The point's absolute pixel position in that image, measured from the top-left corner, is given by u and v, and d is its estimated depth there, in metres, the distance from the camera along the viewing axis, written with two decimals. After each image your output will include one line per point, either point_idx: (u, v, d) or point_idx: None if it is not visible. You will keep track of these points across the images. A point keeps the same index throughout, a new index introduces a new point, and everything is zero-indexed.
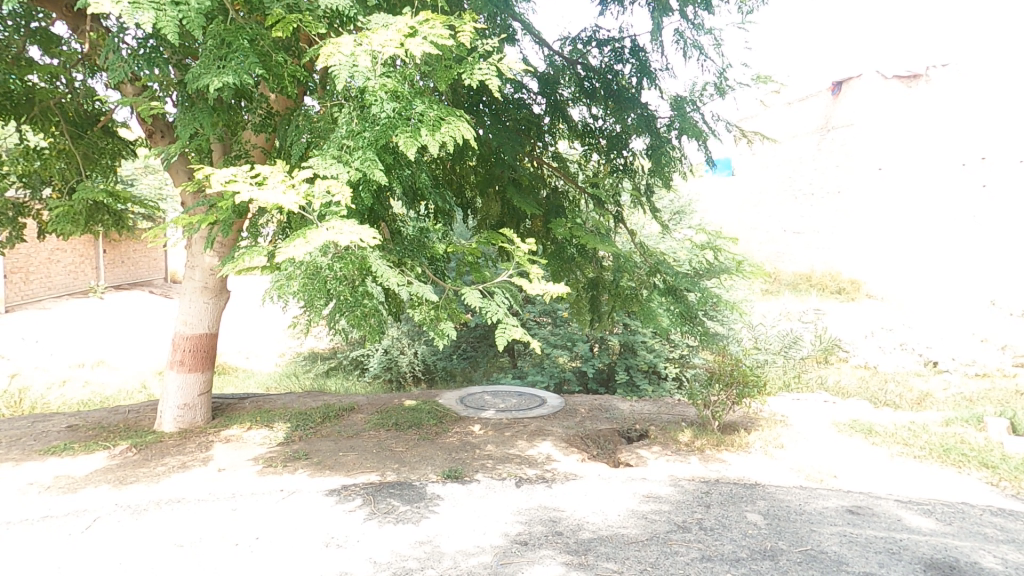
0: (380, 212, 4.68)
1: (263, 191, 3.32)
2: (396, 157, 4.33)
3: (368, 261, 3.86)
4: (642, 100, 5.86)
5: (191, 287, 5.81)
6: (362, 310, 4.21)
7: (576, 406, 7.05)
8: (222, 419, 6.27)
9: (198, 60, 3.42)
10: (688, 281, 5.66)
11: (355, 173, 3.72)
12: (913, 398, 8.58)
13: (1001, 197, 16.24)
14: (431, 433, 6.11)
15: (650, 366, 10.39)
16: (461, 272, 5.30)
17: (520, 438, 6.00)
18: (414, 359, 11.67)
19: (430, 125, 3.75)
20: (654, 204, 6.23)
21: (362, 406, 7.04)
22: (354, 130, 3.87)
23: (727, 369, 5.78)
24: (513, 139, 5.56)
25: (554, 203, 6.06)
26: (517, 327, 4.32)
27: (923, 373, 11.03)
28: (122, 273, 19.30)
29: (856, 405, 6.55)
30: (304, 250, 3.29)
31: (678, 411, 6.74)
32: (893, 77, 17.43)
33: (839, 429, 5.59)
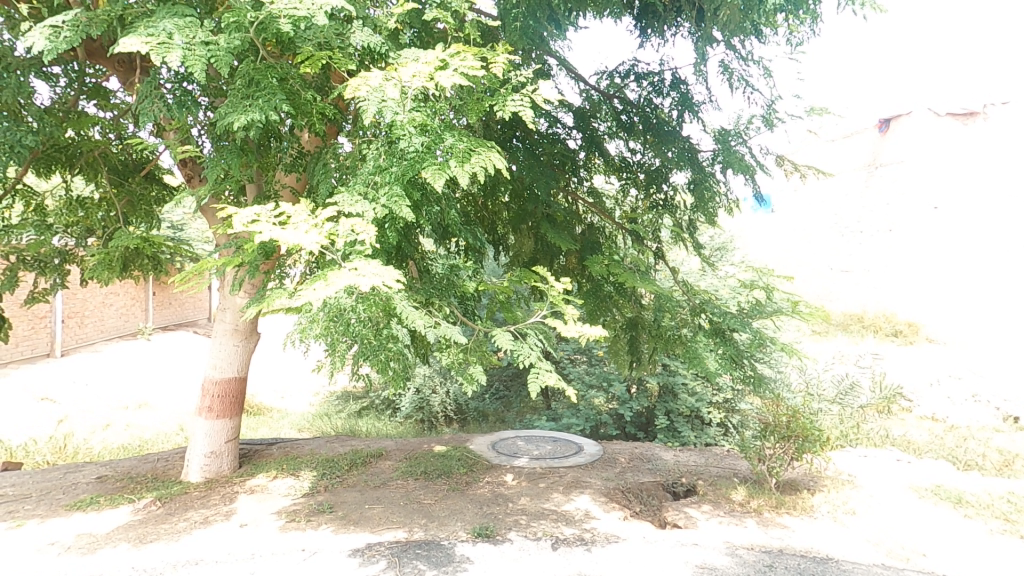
0: (408, 251, 4.51)
1: (284, 231, 3.18)
2: (425, 193, 4.20)
3: (393, 303, 3.68)
4: (683, 134, 5.63)
5: (222, 328, 5.75)
6: (386, 355, 3.97)
7: (615, 454, 6.58)
8: (249, 466, 6.10)
9: (226, 98, 3.44)
10: (736, 321, 5.25)
11: (381, 210, 3.60)
12: (998, 460, 7.75)
13: None
14: (461, 484, 5.76)
15: (692, 410, 9.79)
16: (491, 311, 5.03)
17: (556, 491, 5.57)
18: (446, 399, 11.39)
19: (459, 156, 3.59)
20: (698, 240, 5.85)
21: (390, 452, 6.76)
22: (382, 166, 3.78)
23: (784, 421, 5.22)
24: (547, 175, 5.38)
25: (590, 240, 5.79)
26: (551, 372, 3.99)
27: (1002, 429, 10.04)
28: (169, 313, 19.94)
29: (934, 467, 5.89)
30: (324, 295, 3.10)
31: (728, 464, 6.19)
32: (945, 115, 19.50)
33: (919, 496, 4.96)
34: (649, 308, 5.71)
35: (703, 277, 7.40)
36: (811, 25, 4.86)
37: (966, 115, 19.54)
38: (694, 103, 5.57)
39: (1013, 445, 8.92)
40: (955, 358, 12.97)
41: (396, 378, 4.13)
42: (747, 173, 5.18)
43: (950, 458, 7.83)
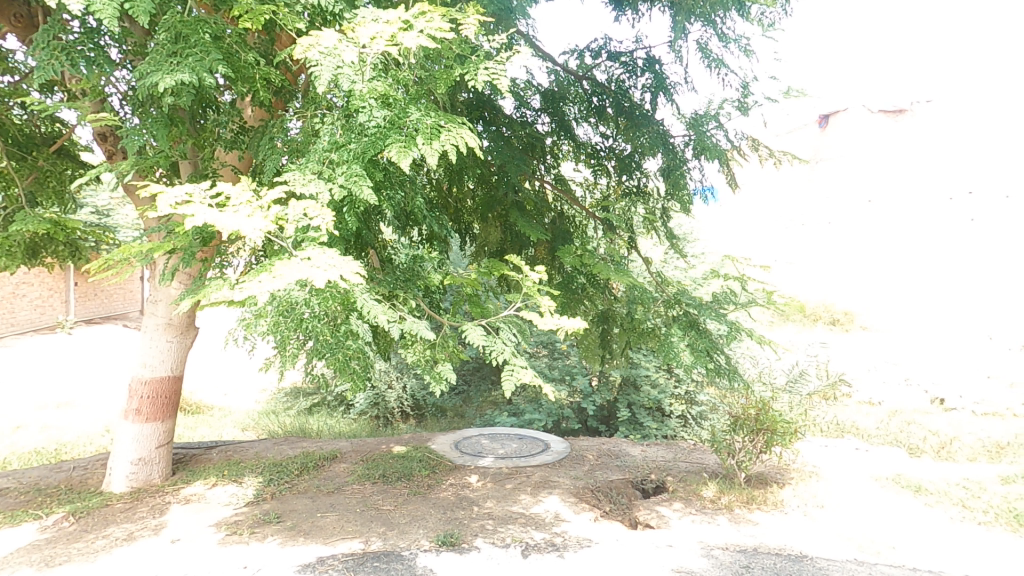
0: (368, 238, 4.17)
1: (221, 214, 2.74)
2: (387, 173, 3.86)
3: (353, 297, 3.31)
4: (656, 118, 5.45)
5: (154, 322, 5.20)
6: (344, 353, 3.59)
7: (583, 451, 6.39)
8: (184, 473, 5.55)
9: (147, 57, 2.99)
10: (709, 311, 5.13)
11: (338, 190, 3.26)
12: (938, 443, 8.04)
13: (987, 230, 15.21)
14: (422, 487, 5.43)
15: (654, 403, 9.78)
16: (458, 306, 4.73)
17: (523, 491, 5.33)
18: (403, 395, 10.95)
19: (427, 133, 3.28)
20: (671, 228, 5.69)
21: (345, 454, 6.33)
22: (339, 142, 3.44)
23: (751, 414, 5.23)
24: (517, 159, 5.10)
25: (561, 228, 5.58)
26: (526, 369, 3.72)
27: (930, 411, 10.46)
28: (96, 306, 18.49)
29: (891, 455, 6.00)
30: (271, 289, 2.71)
31: (696, 459, 6.12)
32: (878, 111, 20.39)
33: (882, 485, 5.00)
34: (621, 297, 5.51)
35: (669, 265, 7.39)
36: (784, 5, 4.75)
37: (895, 112, 20.43)
38: (667, 84, 5.37)
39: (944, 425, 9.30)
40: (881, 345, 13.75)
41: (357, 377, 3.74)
42: (719, 161, 5.06)
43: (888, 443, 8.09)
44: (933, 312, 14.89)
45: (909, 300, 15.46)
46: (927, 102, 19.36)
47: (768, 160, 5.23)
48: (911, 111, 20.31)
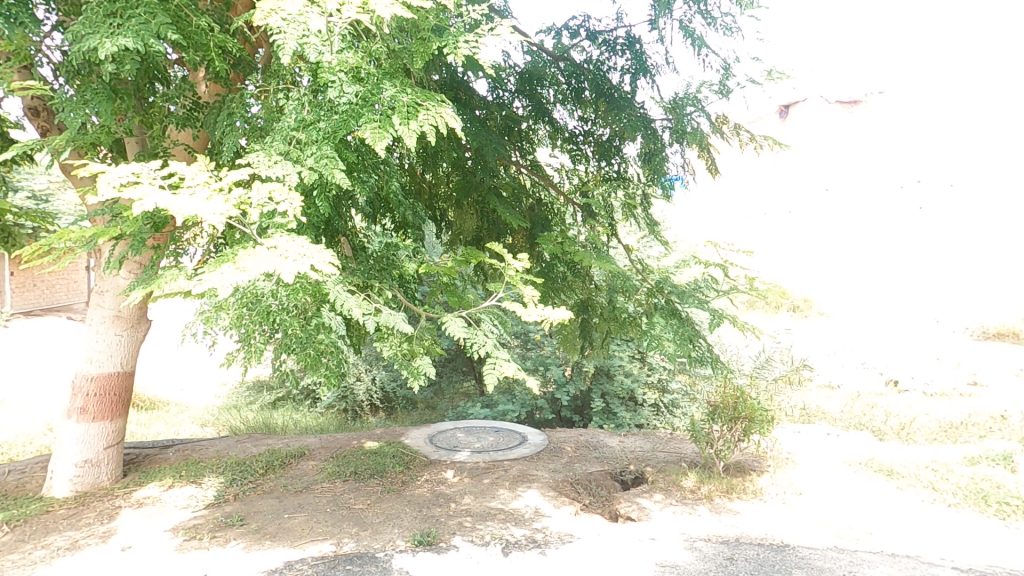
0: (339, 225, 3.92)
1: (176, 198, 2.47)
2: (359, 154, 3.61)
3: (324, 289, 3.09)
4: (636, 102, 5.33)
5: (101, 315, 4.82)
6: (315, 349, 3.36)
7: (561, 443, 6.29)
8: (136, 474, 5.19)
9: (82, 17, 2.66)
10: (690, 300, 5.08)
11: (307, 173, 3.01)
12: (897, 424, 8.27)
13: (935, 218, 15.92)
14: (396, 484, 5.23)
15: (627, 392, 9.79)
16: (434, 296, 4.52)
17: (501, 486, 5.20)
18: (372, 387, 10.63)
19: (403, 112, 3.06)
20: (651, 215, 5.58)
21: (313, 450, 6.06)
22: (307, 120, 3.18)
23: (730, 402, 5.23)
24: (495, 141, 4.89)
25: (539, 215, 5.45)
26: (509, 362, 3.57)
27: (885, 393, 10.85)
28: (34, 297, 17.46)
29: (860, 438, 6.10)
30: (235, 282, 2.47)
31: (674, 449, 6.11)
32: (833, 102, 20.94)
33: (855, 470, 5.06)
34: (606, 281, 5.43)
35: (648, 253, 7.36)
36: None
37: (850, 104, 21.01)
38: (647, 66, 5.26)
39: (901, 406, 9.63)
40: (837, 331, 14.11)
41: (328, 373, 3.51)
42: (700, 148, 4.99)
43: (849, 426, 8.32)
44: (886, 298, 15.48)
45: (866, 286, 16.10)
46: (879, 95, 19.41)
47: (749, 146, 5.18)
48: (865, 103, 20.85)
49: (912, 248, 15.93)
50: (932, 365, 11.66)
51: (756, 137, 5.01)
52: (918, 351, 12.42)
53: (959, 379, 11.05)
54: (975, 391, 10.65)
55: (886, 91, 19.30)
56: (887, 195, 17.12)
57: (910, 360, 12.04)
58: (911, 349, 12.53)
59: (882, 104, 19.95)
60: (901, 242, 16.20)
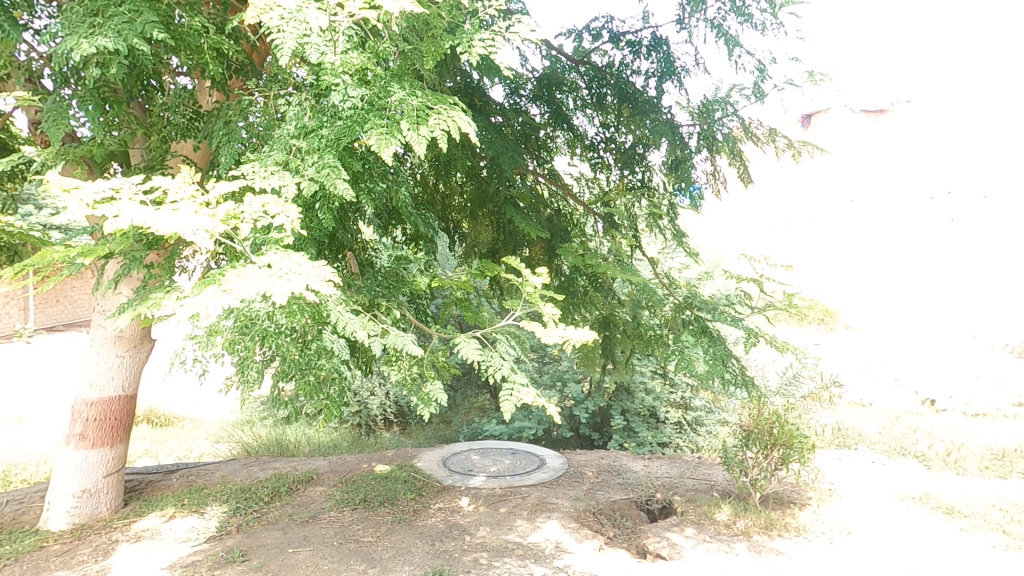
0: (346, 239, 3.68)
1: (157, 213, 2.22)
2: (367, 164, 3.36)
3: (325, 310, 2.85)
4: (661, 105, 5.03)
5: (102, 334, 4.62)
6: (317, 375, 3.11)
7: (581, 467, 5.93)
8: (138, 503, 4.96)
9: (62, 18, 2.45)
10: (723, 315, 4.70)
11: (308, 183, 2.77)
12: (942, 450, 7.76)
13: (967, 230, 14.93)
14: (407, 514, 4.92)
15: (649, 409, 9.37)
16: (447, 314, 4.24)
17: (518, 516, 4.85)
18: (385, 402, 10.39)
19: (412, 116, 2.79)
20: (678, 225, 5.21)
21: (322, 475, 5.79)
22: (308, 126, 2.94)
23: (765, 426, 4.86)
24: (512, 150, 4.62)
25: (558, 226, 5.17)
26: (528, 389, 3.25)
27: (922, 412, 10.29)
28: (56, 312, 17.70)
29: (908, 467, 5.67)
30: (221, 306, 2.22)
31: (704, 475, 5.71)
32: (860, 110, 20.05)
33: (908, 506, 4.62)
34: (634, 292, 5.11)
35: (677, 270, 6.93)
36: None
37: (878, 111, 19.90)
38: (673, 68, 4.96)
39: (943, 427, 9.08)
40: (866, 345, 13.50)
41: (331, 399, 3.21)
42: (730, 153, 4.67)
43: (887, 452, 7.82)
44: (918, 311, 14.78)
45: (896, 298, 15.44)
46: (906, 103, 18.76)
47: (785, 153, 4.84)
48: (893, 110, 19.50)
49: (943, 257, 15.21)
50: (972, 382, 11.06)
51: (796, 143, 4.65)
52: (953, 365, 11.78)
53: (1002, 398, 10.45)
54: (1020, 411, 10.05)
55: (914, 99, 18.76)
56: (917, 207, 16.38)
57: (946, 376, 11.43)
58: (947, 364, 11.90)
59: (907, 110, 18.59)
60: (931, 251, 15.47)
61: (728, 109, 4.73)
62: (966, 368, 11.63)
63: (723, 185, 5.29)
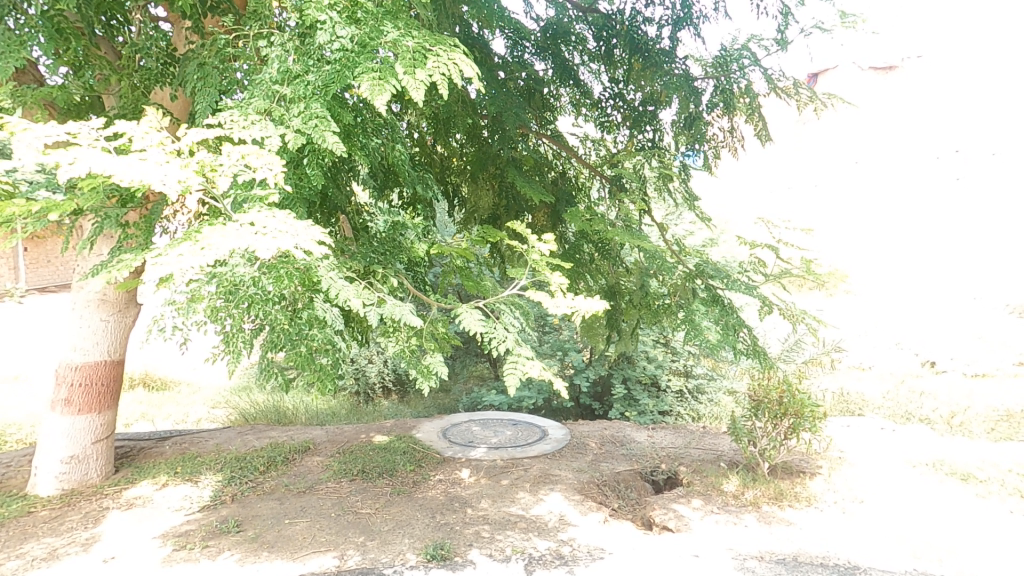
0: (338, 201, 3.43)
1: (119, 160, 1.96)
2: (359, 118, 3.09)
3: (316, 276, 2.62)
4: (674, 56, 4.69)
5: (84, 299, 4.38)
6: (307, 349, 2.90)
7: (584, 438, 5.82)
8: (129, 470, 4.82)
9: None
10: (736, 282, 4.46)
11: (295, 136, 2.51)
12: (947, 414, 7.68)
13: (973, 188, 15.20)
14: (407, 485, 4.81)
15: (650, 378, 9.28)
16: (447, 282, 4.03)
17: (521, 488, 4.74)
18: (384, 369, 10.25)
19: (409, 58, 2.52)
20: (689, 188, 4.94)
21: (319, 445, 5.66)
22: (292, 71, 2.65)
23: (775, 396, 4.73)
24: (516, 103, 4.32)
25: (564, 190, 4.93)
26: (532, 361, 3.05)
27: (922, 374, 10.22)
28: (48, 272, 17.34)
29: (918, 433, 5.57)
30: (197, 264, 1.98)
31: (710, 445, 5.60)
32: (869, 69, 20.17)
33: (921, 474, 4.50)
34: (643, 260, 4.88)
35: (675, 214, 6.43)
36: None
37: (887, 68, 20.02)
38: (688, 17, 4.60)
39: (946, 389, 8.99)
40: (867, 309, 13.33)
41: (324, 372, 2.97)
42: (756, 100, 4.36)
43: (890, 417, 7.77)
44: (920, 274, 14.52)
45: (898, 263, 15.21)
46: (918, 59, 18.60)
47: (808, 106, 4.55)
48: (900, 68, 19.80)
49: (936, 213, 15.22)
50: (973, 341, 10.97)
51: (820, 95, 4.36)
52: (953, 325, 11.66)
53: (1004, 358, 10.37)
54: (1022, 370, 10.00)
55: (926, 53, 18.43)
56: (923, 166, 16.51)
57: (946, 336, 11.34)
58: (949, 325, 11.77)
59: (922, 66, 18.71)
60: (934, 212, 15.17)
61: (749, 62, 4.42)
62: (967, 328, 11.51)
63: (739, 145, 5.00)
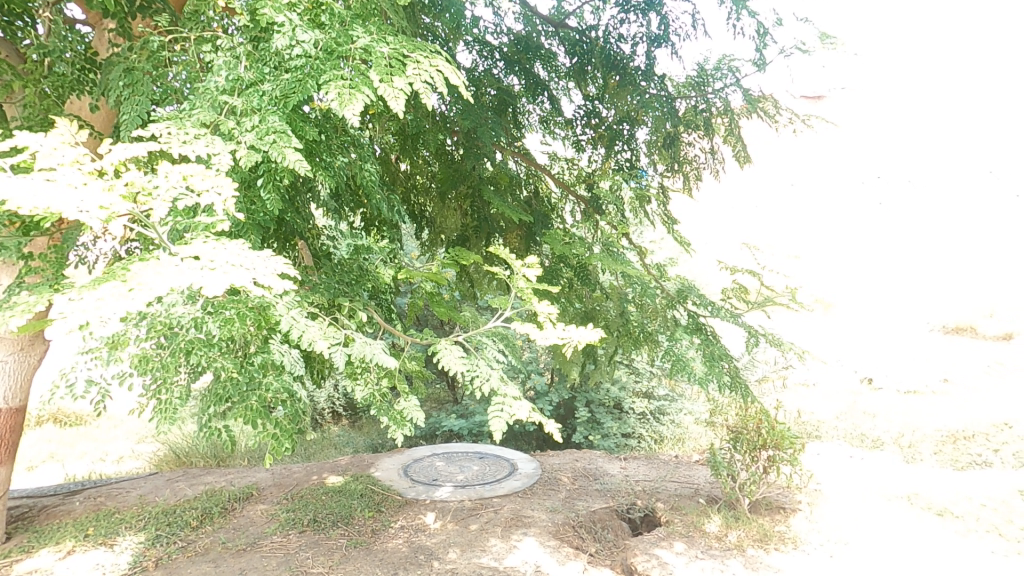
0: (296, 226, 3.00)
1: (17, 180, 1.48)
2: (322, 133, 2.70)
3: (272, 316, 2.21)
4: (654, 76, 4.51)
5: None
6: (244, 415, 2.21)
7: (555, 472, 5.52)
8: (25, 535, 4.19)
9: None
10: (721, 310, 4.35)
11: (251, 154, 2.11)
12: (898, 435, 7.88)
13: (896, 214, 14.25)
14: (365, 535, 4.34)
15: (614, 400, 9.11)
16: (417, 310, 3.65)
17: (492, 534, 4.35)
18: (334, 394, 9.59)
19: (383, 66, 2.20)
20: (668, 212, 4.80)
21: (263, 490, 5.09)
22: (241, 78, 2.23)
23: (753, 426, 4.63)
24: (491, 118, 4.02)
25: (540, 211, 4.68)
26: (520, 402, 2.70)
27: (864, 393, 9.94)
28: None
29: (887, 461, 5.59)
30: (128, 311, 1.52)
31: (685, 477, 5.44)
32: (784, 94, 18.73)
33: (899, 509, 4.46)
34: (622, 284, 4.67)
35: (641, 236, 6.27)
36: None
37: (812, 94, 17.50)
38: (666, 33, 4.46)
39: (893, 405, 9.22)
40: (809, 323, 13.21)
41: (281, 428, 2.28)
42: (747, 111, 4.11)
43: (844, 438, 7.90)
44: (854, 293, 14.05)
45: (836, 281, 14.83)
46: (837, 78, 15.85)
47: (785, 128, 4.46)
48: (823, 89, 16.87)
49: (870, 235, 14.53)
50: (900, 359, 10.81)
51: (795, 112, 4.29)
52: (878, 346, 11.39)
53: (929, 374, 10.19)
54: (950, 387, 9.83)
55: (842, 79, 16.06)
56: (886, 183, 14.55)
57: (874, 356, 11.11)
58: (881, 346, 11.50)
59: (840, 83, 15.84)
60: (860, 229, 14.64)
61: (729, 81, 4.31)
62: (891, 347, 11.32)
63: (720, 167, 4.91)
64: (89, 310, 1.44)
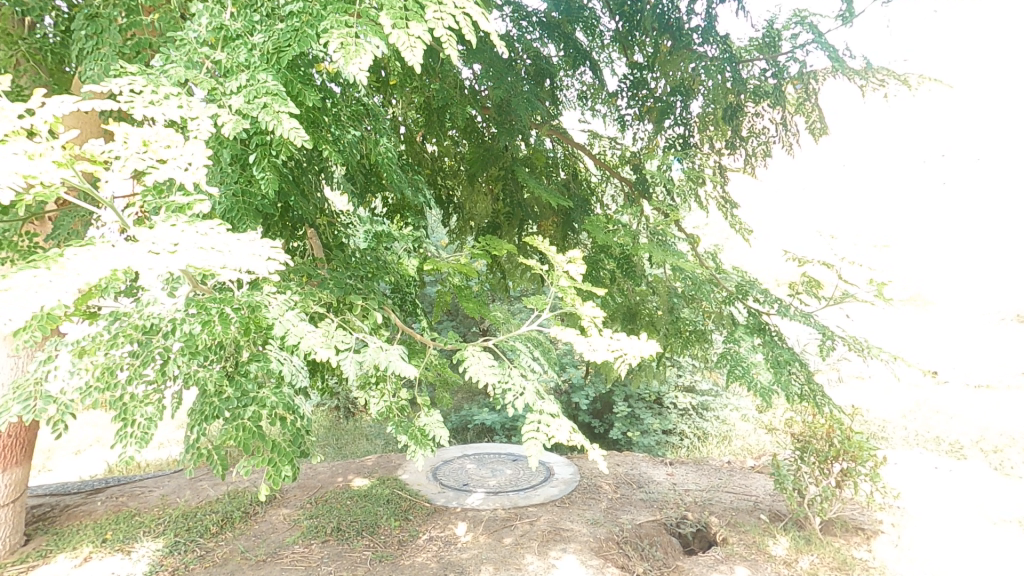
0: (305, 212, 2.61)
1: None
2: (328, 102, 2.29)
3: (264, 318, 1.84)
4: (713, 34, 3.92)
5: None
6: (238, 435, 1.84)
7: (596, 479, 5.09)
8: (44, 536, 4.02)
9: None
10: (789, 309, 3.78)
11: (238, 122, 1.71)
12: (980, 440, 7.07)
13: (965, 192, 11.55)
14: (391, 547, 4.01)
15: (655, 395, 8.57)
16: (443, 307, 3.23)
17: (527, 550, 3.95)
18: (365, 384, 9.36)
19: (397, 8, 1.76)
20: (726, 195, 4.26)
21: (286, 492, 4.84)
22: (225, 26, 1.82)
23: (822, 434, 4.09)
24: (527, 88, 3.53)
25: (579, 195, 4.20)
26: (561, 420, 2.27)
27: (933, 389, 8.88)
28: None
29: (975, 483, 4.98)
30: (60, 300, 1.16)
31: (742, 488, 4.94)
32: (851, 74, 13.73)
33: (1001, 548, 3.90)
34: (670, 278, 4.13)
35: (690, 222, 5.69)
36: None
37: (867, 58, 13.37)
38: None
39: (962, 401, 8.40)
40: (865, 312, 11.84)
41: (279, 452, 1.91)
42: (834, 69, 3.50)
43: (915, 440, 7.20)
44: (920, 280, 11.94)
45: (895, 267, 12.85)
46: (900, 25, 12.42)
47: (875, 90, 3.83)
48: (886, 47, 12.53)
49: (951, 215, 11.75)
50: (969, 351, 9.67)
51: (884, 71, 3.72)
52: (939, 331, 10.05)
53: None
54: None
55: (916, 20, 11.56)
56: None
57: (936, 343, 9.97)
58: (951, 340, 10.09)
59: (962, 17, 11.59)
60: None
61: (807, 38, 3.74)
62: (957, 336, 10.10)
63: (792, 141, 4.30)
64: (2, 303, 1.11)
